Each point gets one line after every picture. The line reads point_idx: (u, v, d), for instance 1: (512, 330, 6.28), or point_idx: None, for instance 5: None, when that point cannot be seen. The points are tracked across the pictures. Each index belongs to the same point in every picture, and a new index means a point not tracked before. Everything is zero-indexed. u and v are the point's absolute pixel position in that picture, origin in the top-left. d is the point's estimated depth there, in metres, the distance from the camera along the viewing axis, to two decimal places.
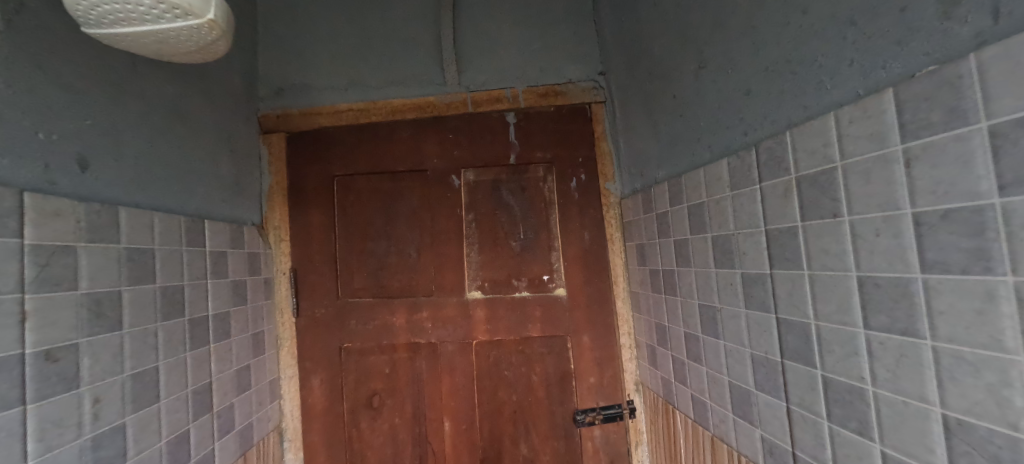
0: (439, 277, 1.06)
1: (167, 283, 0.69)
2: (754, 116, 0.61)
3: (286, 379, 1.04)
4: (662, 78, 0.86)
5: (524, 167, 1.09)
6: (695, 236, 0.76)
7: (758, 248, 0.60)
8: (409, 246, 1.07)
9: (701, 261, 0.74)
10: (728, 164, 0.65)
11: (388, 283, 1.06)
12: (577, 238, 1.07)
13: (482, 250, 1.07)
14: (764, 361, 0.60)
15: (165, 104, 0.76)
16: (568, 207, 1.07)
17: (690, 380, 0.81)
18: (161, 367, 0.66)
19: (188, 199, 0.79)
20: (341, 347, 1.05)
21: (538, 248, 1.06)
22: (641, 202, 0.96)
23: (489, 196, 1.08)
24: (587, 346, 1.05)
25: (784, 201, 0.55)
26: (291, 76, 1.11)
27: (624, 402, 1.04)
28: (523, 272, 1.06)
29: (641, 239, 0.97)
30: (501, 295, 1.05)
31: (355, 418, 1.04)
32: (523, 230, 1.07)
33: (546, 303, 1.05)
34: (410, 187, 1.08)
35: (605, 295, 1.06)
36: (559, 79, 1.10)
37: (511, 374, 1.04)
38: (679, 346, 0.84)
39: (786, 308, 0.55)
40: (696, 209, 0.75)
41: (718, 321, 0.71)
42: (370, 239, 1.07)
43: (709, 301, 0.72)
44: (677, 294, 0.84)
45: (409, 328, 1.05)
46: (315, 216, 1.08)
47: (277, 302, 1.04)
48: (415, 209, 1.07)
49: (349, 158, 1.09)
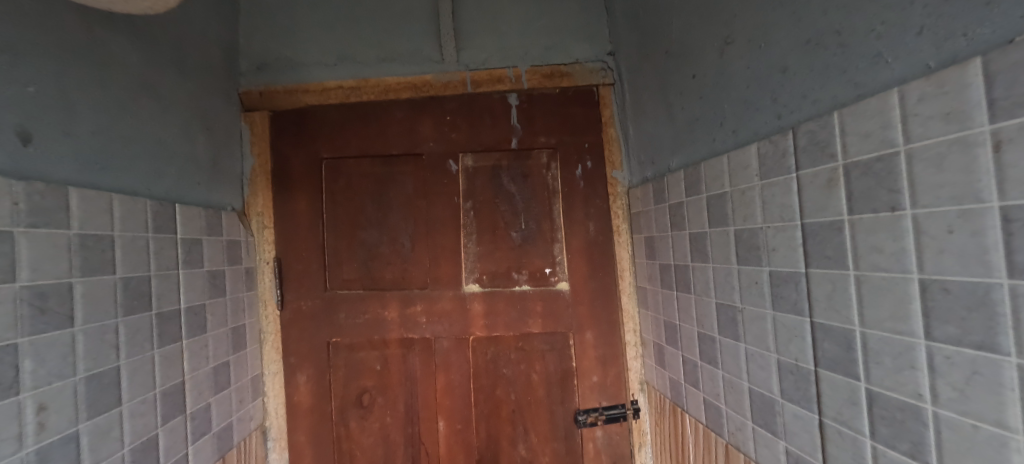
0: (435, 268, 0.99)
1: (130, 274, 0.62)
2: (791, 96, 0.54)
3: (271, 376, 0.95)
4: (679, 57, 0.79)
5: (526, 152, 1.01)
6: (714, 229, 0.69)
7: (792, 244, 0.54)
8: (402, 236, 0.99)
9: (721, 255, 0.68)
10: (758, 150, 0.59)
11: (379, 275, 0.98)
12: (581, 230, 1.00)
13: (481, 240, 1.00)
14: (793, 368, 0.55)
15: (126, 72, 0.67)
16: (572, 195, 1.01)
17: (701, 383, 0.76)
18: (123, 367, 0.59)
19: (157, 180, 0.71)
20: (329, 342, 0.97)
21: (540, 239, 1.00)
22: (650, 193, 0.90)
23: (489, 183, 1.01)
24: (590, 344, 0.99)
25: (826, 191, 0.48)
26: (276, 50, 1.02)
27: (628, 402, 0.99)
28: (525, 265, 1.00)
29: (650, 232, 0.91)
30: (500, 288, 0.99)
31: (344, 416, 0.96)
32: (524, 219, 1.00)
33: (548, 297, 0.99)
34: (405, 173, 1.01)
35: (610, 290, 1.00)
36: (566, 59, 1.02)
37: (509, 372, 0.98)
38: (690, 345, 0.79)
39: (824, 312, 0.49)
40: (717, 199, 0.68)
41: (739, 323, 0.65)
42: (361, 227, 1.00)
43: (728, 300, 0.67)
44: (689, 291, 0.78)
45: (401, 322, 0.97)
46: (300, 202, 1.00)
47: (261, 293, 0.96)
48: (410, 195, 1.00)
49: (339, 140, 1.02)
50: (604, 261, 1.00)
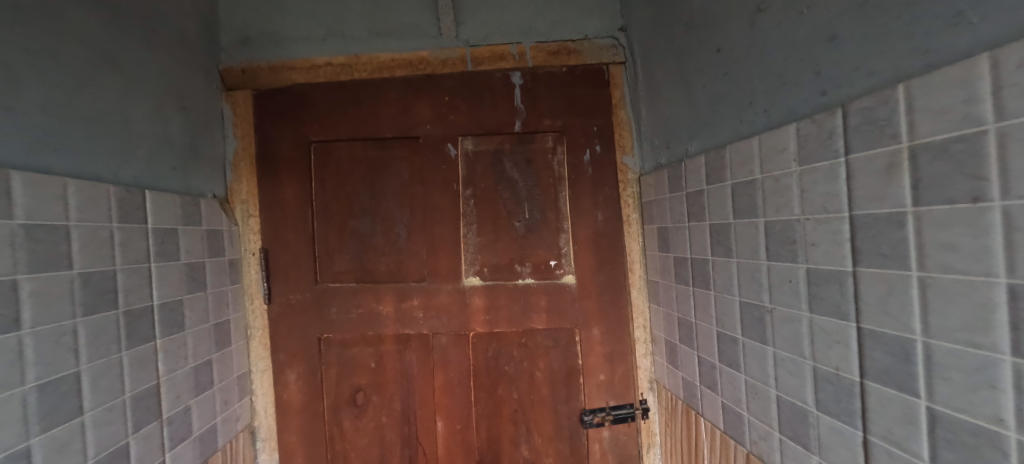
0: (433, 260, 0.92)
1: (91, 269, 0.55)
2: (840, 68, 0.47)
3: (259, 373, 0.90)
4: (702, 29, 0.71)
5: (530, 135, 0.94)
6: (739, 221, 0.63)
7: (837, 239, 0.47)
8: (397, 226, 0.93)
9: (750, 249, 0.61)
10: (796, 131, 0.52)
11: (373, 267, 0.92)
12: (589, 220, 0.94)
13: (482, 231, 0.93)
14: (833, 378, 0.49)
15: (83, 41, 0.60)
16: (579, 183, 0.94)
17: (719, 386, 0.71)
18: (84, 373, 0.53)
19: (123, 164, 0.64)
20: (320, 338, 0.91)
21: (545, 230, 0.93)
22: (665, 180, 0.83)
23: (490, 169, 0.94)
24: (597, 340, 0.93)
25: (886, 177, 0.41)
26: (259, 23, 0.94)
27: (637, 401, 0.94)
28: (528, 257, 0.93)
29: (664, 223, 0.84)
30: (502, 282, 0.93)
31: (336, 416, 0.91)
32: (528, 208, 0.93)
33: (553, 292, 0.93)
34: (400, 159, 0.94)
35: (619, 284, 0.94)
36: (574, 34, 0.94)
37: (511, 369, 0.93)
38: (708, 346, 0.73)
39: (876, 317, 0.43)
40: (744, 187, 0.61)
41: (766, 324, 0.59)
42: (353, 216, 0.93)
43: (755, 299, 0.61)
44: (709, 287, 0.72)
45: (397, 317, 0.91)
46: (288, 189, 0.93)
47: (246, 286, 0.90)
48: (406, 182, 0.93)
49: (328, 122, 0.94)
50: (613, 253, 0.94)
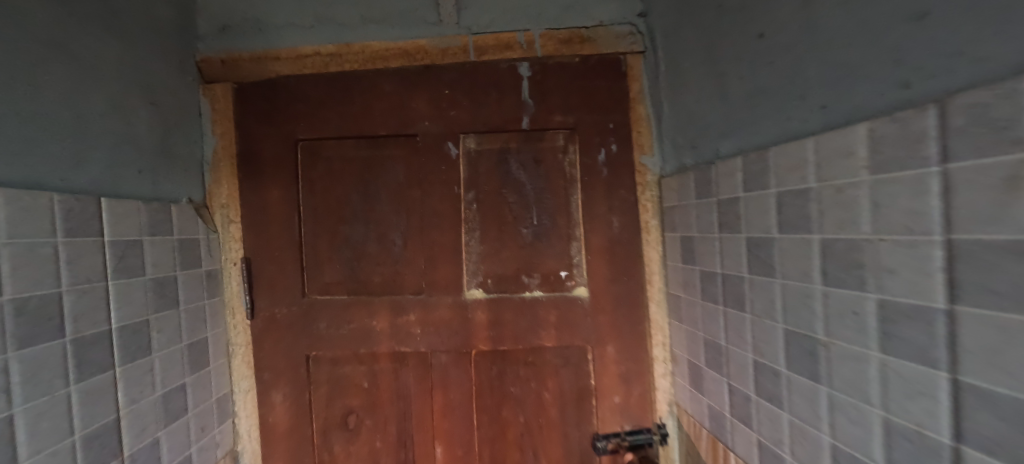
0: (431, 270, 0.82)
1: (27, 294, 0.47)
2: (932, 53, 0.36)
3: (242, 394, 0.82)
4: (739, 11, 0.61)
5: (539, 133, 0.85)
6: (786, 236, 0.54)
7: (925, 266, 0.37)
8: (393, 233, 0.84)
9: (801, 270, 0.52)
10: (868, 132, 0.42)
11: (366, 278, 0.83)
12: (604, 227, 0.84)
13: (485, 238, 0.84)
14: (914, 437, 0.39)
15: (23, 25, 0.51)
16: (593, 186, 0.84)
17: (755, 421, 0.62)
18: (20, 417, 0.46)
19: (76, 169, 0.56)
20: (308, 355, 0.82)
21: (555, 237, 0.84)
22: (692, 185, 0.74)
23: (495, 170, 0.85)
24: (611, 359, 0.85)
25: (1000, 195, 0.30)
26: (239, 9, 0.85)
27: (654, 425, 0.86)
28: (536, 267, 0.84)
29: (690, 233, 0.75)
30: (507, 294, 0.83)
31: (327, 440, 0.83)
32: (536, 214, 0.84)
33: (563, 306, 0.84)
34: (395, 158, 0.85)
35: (636, 298, 0.85)
36: (588, 20, 0.84)
37: (517, 390, 0.83)
38: (742, 375, 0.64)
39: (981, 373, 0.33)
40: (793, 196, 0.52)
41: (820, 360, 0.50)
42: (345, 221, 0.84)
43: (806, 329, 0.52)
44: (744, 310, 0.63)
45: (392, 333, 0.82)
46: (273, 192, 0.84)
47: (228, 299, 0.82)
48: (402, 185, 0.84)
49: (317, 118, 0.85)
50: (630, 263, 0.85)
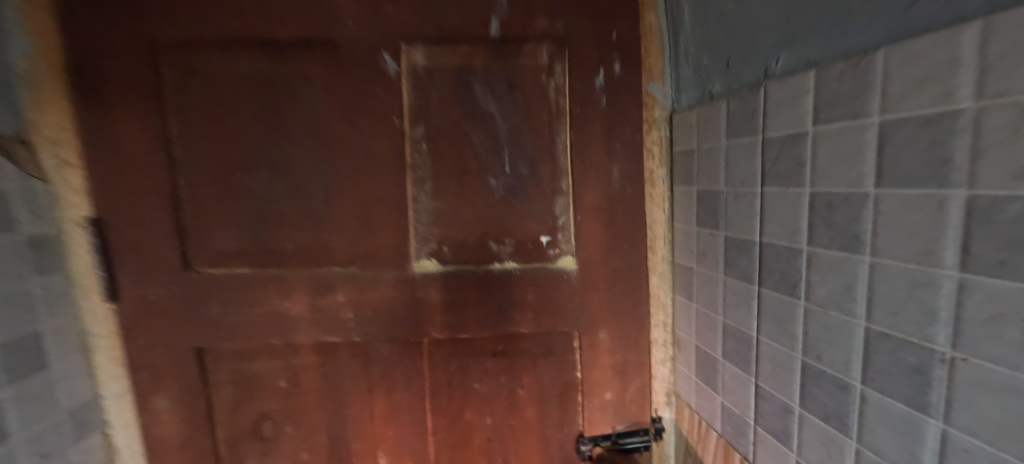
0: (366, 235, 0.60)
1: None
2: None
3: (113, 399, 0.61)
4: None
5: (516, 44, 0.59)
6: (890, 188, 0.29)
7: None
8: (307, 183, 0.59)
9: (909, 229, 0.28)
10: None
11: (274, 246, 0.60)
12: (600, 178, 0.61)
13: (440, 193, 0.60)
14: None
15: None
16: (588, 121, 0.61)
17: (797, 443, 0.41)
18: None
19: None
20: (200, 347, 0.61)
21: (535, 191, 0.61)
22: (722, 120, 0.50)
23: (453, 97, 0.59)
24: (605, 347, 0.64)
25: None
26: None
27: (652, 424, 0.67)
28: (508, 231, 0.61)
29: (714, 188, 0.53)
30: (471, 267, 0.61)
31: (237, 453, 0.63)
32: (510, 159, 0.60)
33: (542, 281, 0.62)
34: (299, 80, 0.58)
35: (638, 269, 0.63)
36: None
37: (484, 386, 0.63)
38: (782, 380, 0.43)
39: None
40: (908, 125, 0.28)
41: (936, 384, 0.27)
42: (237, 167, 0.59)
43: (917, 335, 0.28)
44: (797, 295, 0.40)
45: (314, 318, 0.60)
46: (128, 123, 0.58)
47: (78, 276, 0.59)
48: (320, 115, 0.58)
49: (180, 10, 0.56)
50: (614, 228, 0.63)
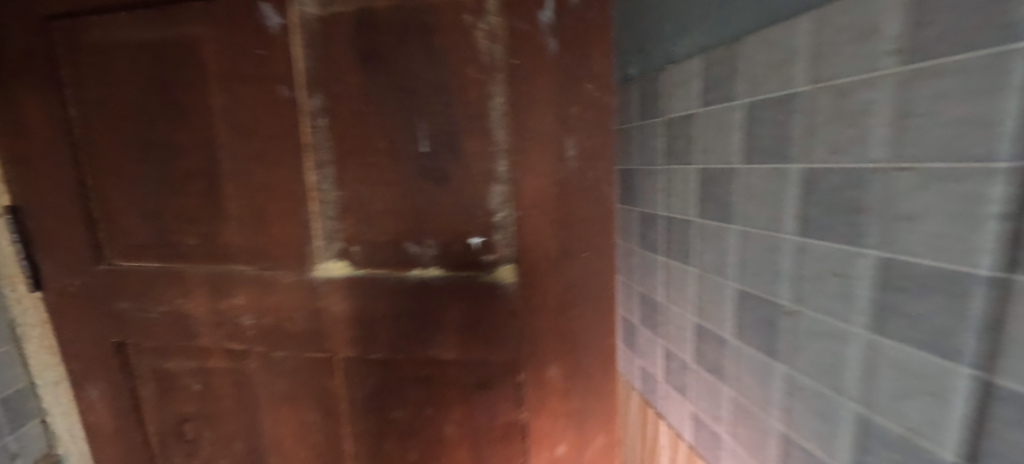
0: (263, 231, 0.50)
1: None
2: None
3: (50, 386, 0.61)
4: None
5: None
6: (917, 144, 0.22)
7: None
8: (201, 168, 0.50)
9: (927, 218, 0.22)
10: None
11: (178, 240, 0.53)
12: (544, 159, 0.45)
13: (344, 180, 0.48)
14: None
15: None
16: (526, 79, 0.44)
17: (781, 410, 0.35)
18: None
19: None
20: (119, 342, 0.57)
21: (462, 179, 0.46)
22: (696, 81, 0.42)
23: (352, 57, 0.45)
24: (558, 388, 0.50)
25: None
26: None
27: None
28: (429, 231, 0.47)
29: (686, 153, 0.44)
30: (383, 274, 0.49)
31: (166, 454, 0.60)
32: (427, 136, 0.45)
33: (472, 298, 0.47)
34: (178, 49, 0.48)
35: (602, 287, 0.49)
36: None
37: (405, 418, 0.52)
38: (754, 344, 0.37)
39: None
40: (940, 75, 0.21)
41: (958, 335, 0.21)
42: (132, 151, 0.52)
43: (924, 276, 0.23)
44: (779, 230, 0.33)
45: (216, 321, 0.53)
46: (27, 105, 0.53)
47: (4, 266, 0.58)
48: (202, 86, 0.48)
49: None
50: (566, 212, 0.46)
